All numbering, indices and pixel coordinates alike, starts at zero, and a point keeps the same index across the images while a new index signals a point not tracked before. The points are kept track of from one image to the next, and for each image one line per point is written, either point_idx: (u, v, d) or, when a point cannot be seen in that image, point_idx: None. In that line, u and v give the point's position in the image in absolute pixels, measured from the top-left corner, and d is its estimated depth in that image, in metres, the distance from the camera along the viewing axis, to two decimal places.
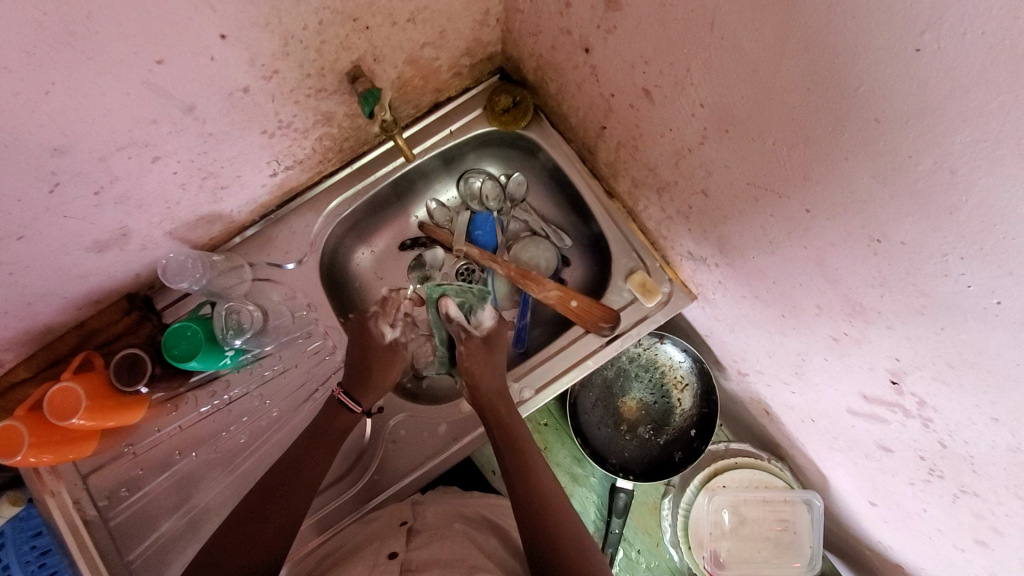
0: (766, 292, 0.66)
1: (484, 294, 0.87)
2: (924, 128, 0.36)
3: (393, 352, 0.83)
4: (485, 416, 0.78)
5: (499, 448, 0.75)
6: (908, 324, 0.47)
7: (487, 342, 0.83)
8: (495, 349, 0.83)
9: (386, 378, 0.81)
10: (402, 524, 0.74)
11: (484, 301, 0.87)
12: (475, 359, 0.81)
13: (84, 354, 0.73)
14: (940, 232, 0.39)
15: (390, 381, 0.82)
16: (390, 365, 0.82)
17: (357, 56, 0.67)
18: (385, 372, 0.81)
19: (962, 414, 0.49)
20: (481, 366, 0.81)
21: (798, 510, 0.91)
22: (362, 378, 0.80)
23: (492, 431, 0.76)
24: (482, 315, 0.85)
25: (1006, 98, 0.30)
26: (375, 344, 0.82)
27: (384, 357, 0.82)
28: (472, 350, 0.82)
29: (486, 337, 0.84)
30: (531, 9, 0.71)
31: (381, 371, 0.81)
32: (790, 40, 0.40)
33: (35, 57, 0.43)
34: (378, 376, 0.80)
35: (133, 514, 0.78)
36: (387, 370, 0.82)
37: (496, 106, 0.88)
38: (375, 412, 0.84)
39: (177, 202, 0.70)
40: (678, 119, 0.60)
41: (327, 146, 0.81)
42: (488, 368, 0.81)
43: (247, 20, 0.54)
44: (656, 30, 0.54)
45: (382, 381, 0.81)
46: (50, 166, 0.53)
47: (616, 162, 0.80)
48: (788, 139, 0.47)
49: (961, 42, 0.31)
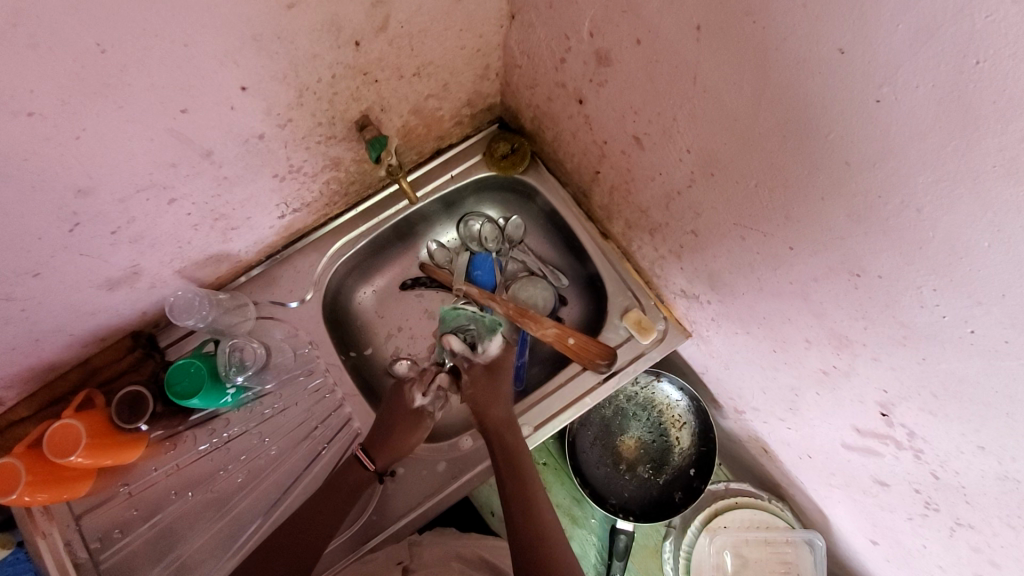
0: (756, 327, 0.68)
1: (496, 324, 0.88)
2: (889, 169, 0.39)
3: (417, 420, 0.83)
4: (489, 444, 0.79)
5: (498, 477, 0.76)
6: (892, 355, 0.49)
7: (490, 369, 0.85)
8: (500, 377, 0.85)
9: (405, 442, 0.81)
10: (399, 564, 0.77)
11: (494, 331, 0.87)
12: (479, 386, 0.84)
13: (87, 393, 0.74)
14: (913, 266, 0.42)
15: (412, 445, 0.82)
16: (416, 431, 0.82)
17: (365, 106, 0.72)
18: (408, 434, 0.81)
19: (950, 444, 0.50)
20: (485, 394, 0.83)
21: (801, 552, 0.89)
22: (381, 436, 0.80)
23: (495, 456, 0.77)
24: (491, 344, 0.86)
25: (957, 142, 0.34)
26: (403, 408, 0.84)
27: (409, 422, 0.82)
28: (476, 378, 0.84)
29: (490, 365, 0.86)
30: (528, 64, 0.76)
31: (404, 434, 0.81)
32: (766, 91, 0.44)
33: (70, 105, 0.47)
34: (399, 438, 0.81)
35: (125, 556, 0.76)
36: (410, 436, 0.82)
37: (496, 152, 0.93)
38: (386, 476, 0.81)
39: (188, 241, 0.72)
40: (667, 164, 0.63)
41: (333, 190, 0.85)
42: (494, 398, 0.83)
43: (267, 75, 0.58)
44: (643, 83, 0.58)
45: (403, 443, 0.81)
46: (74, 207, 0.56)
47: (610, 205, 0.84)
48: (768, 182, 0.50)
49: (914, 94, 0.34)
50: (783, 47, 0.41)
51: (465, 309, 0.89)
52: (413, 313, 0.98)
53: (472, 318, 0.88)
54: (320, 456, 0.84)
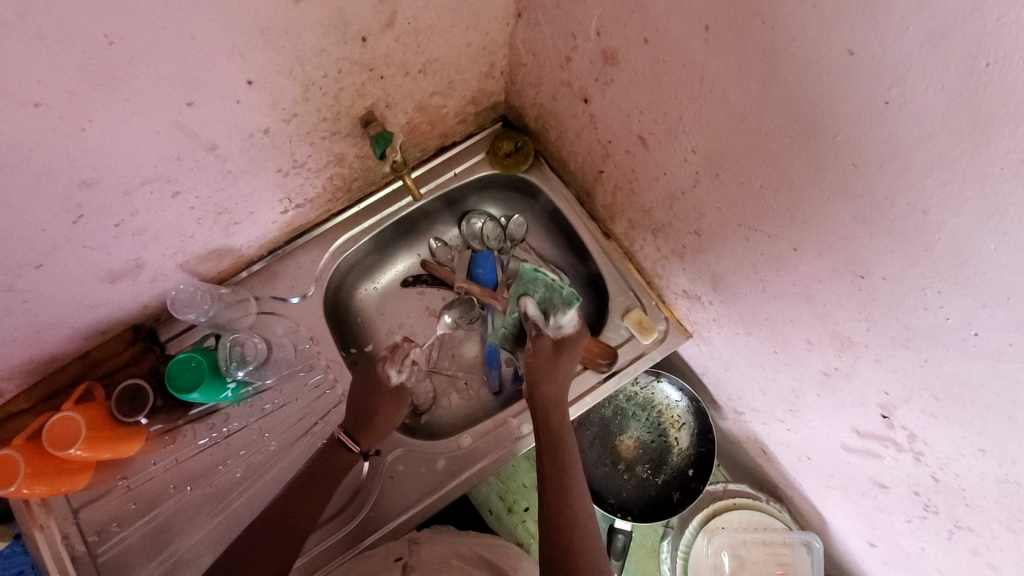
0: (758, 328, 0.69)
1: (571, 299, 0.82)
2: (896, 171, 0.39)
3: (397, 398, 0.83)
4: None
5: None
6: (894, 357, 0.50)
7: (558, 346, 0.80)
8: (566, 354, 0.80)
9: (387, 420, 0.81)
10: (398, 560, 0.75)
11: (569, 305, 0.82)
12: (540, 362, 0.79)
13: (86, 386, 0.74)
14: (917, 268, 0.42)
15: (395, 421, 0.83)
16: (397, 408, 0.83)
17: (370, 102, 0.72)
18: (390, 413, 0.82)
19: (951, 446, 0.50)
20: (544, 370, 0.79)
21: (798, 554, 0.90)
22: (361, 421, 0.79)
23: None
24: (564, 317, 0.81)
25: (967, 144, 0.34)
26: (380, 389, 0.83)
27: (390, 401, 0.83)
28: (539, 352, 0.80)
29: (558, 341, 0.81)
30: (533, 63, 0.76)
31: (386, 414, 0.81)
32: (775, 92, 0.44)
33: (77, 96, 0.47)
34: (380, 420, 0.81)
35: (122, 550, 0.76)
36: (391, 413, 0.82)
37: (499, 150, 0.92)
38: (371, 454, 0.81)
39: (191, 235, 0.72)
40: (672, 164, 0.64)
41: (336, 185, 0.85)
42: (550, 377, 0.78)
43: (273, 69, 0.58)
44: (650, 83, 0.58)
45: (386, 424, 0.81)
46: (78, 199, 0.55)
47: (613, 205, 0.84)
48: (774, 183, 0.51)
49: (924, 96, 0.35)
50: (792, 48, 0.41)
51: (542, 275, 0.85)
52: (413, 311, 0.98)
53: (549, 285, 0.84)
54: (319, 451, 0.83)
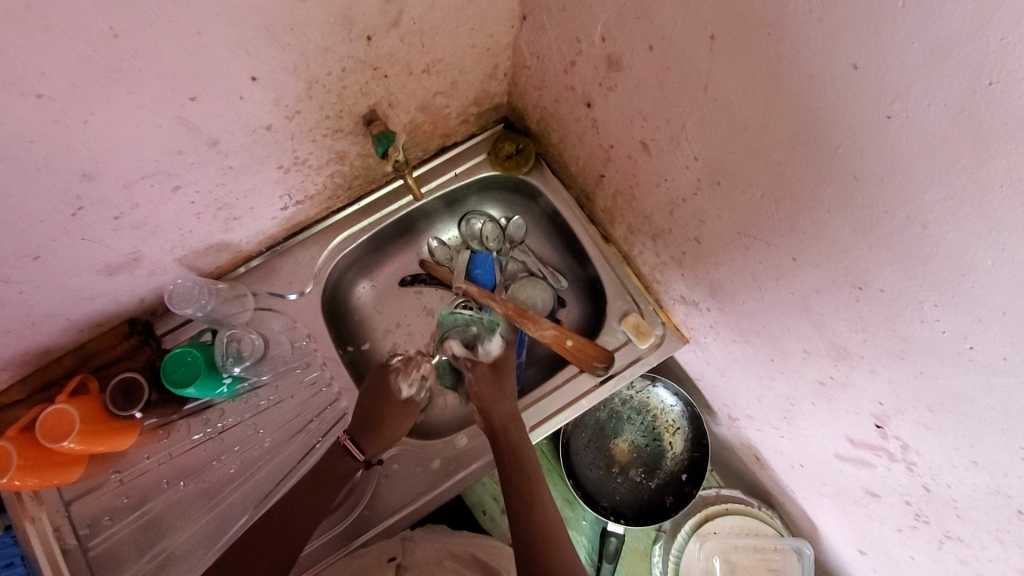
0: (755, 336, 0.69)
1: (493, 324, 0.87)
2: (896, 185, 0.39)
3: (405, 412, 0.83)
4: (499, 449, 0.77)
5: (508, 483, 0.75)
6: (889, 368, 0.50)
7: (496, 366, 0.84)
8: (504, 375, 0.84)
9: (393, 432, 0.81)
10: (391, 561, 0.78)
11: (492, 331, 0.86)
12: (484, 384, 0.82)
13: (81, 377, 0.74)
14: (914, 281, 0.42)
15: (399, 434, 0.82)
16: (402, 422, 0.83)
17: (373, 101, 0.72)
18: (395, 426, 0.82)
19: (944, 457, 0.51)
20: (491, 390, 0.82)
21: (789, 560, 0.90)
22: (370, 428, 0.80)
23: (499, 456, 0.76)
24: (491, 344, 0.86)
25: (967, 161, 0.34)
26: (392, 400, 0.83)
27: (397, 413, 0.82)
28: (480, 376, 0.83)
29: (493, 363, 0.85)
30: (537, 66, 0.76)
31: (392, 426, 0.81)
32: (778, 103, 0.45)
33: (80, 88, 0.46)
34: (388, 431, 0.81)
35: (113, 544, 0.76)
36: (398, 426, 0.82)
37: (501, 152, 0.93)
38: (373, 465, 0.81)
39: (190, 229, 0.72)
40: (673, 171, 0.64)
41: (337, 183, 0.85)
42: (501, 395, 0.82)
43: (278, 66, 0.58)
44: (654, 90, 0.59)
45: (391, 435, 0.81)
46: (77, 191, 0.55)
47: (613, 210, 0.84)
48: (774, 192, 0.51)
49: (927, 111, 0.35)
50: (797, 60, 0.41)
51: (461, 312, 0.88)
52: (412, 310, 0.98)
53: (470, 320, 0.87)
54: (314, 449, 0.84)
